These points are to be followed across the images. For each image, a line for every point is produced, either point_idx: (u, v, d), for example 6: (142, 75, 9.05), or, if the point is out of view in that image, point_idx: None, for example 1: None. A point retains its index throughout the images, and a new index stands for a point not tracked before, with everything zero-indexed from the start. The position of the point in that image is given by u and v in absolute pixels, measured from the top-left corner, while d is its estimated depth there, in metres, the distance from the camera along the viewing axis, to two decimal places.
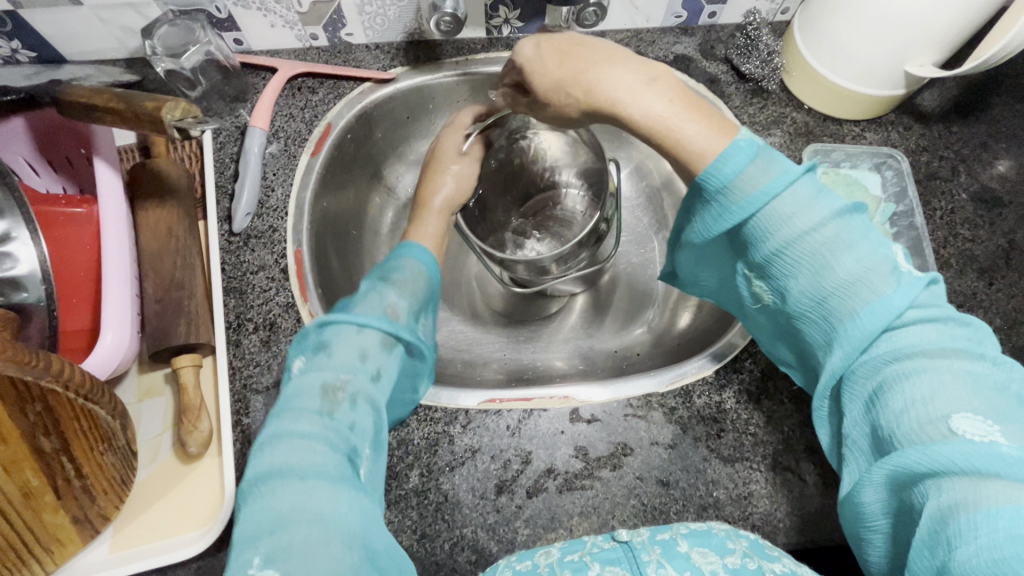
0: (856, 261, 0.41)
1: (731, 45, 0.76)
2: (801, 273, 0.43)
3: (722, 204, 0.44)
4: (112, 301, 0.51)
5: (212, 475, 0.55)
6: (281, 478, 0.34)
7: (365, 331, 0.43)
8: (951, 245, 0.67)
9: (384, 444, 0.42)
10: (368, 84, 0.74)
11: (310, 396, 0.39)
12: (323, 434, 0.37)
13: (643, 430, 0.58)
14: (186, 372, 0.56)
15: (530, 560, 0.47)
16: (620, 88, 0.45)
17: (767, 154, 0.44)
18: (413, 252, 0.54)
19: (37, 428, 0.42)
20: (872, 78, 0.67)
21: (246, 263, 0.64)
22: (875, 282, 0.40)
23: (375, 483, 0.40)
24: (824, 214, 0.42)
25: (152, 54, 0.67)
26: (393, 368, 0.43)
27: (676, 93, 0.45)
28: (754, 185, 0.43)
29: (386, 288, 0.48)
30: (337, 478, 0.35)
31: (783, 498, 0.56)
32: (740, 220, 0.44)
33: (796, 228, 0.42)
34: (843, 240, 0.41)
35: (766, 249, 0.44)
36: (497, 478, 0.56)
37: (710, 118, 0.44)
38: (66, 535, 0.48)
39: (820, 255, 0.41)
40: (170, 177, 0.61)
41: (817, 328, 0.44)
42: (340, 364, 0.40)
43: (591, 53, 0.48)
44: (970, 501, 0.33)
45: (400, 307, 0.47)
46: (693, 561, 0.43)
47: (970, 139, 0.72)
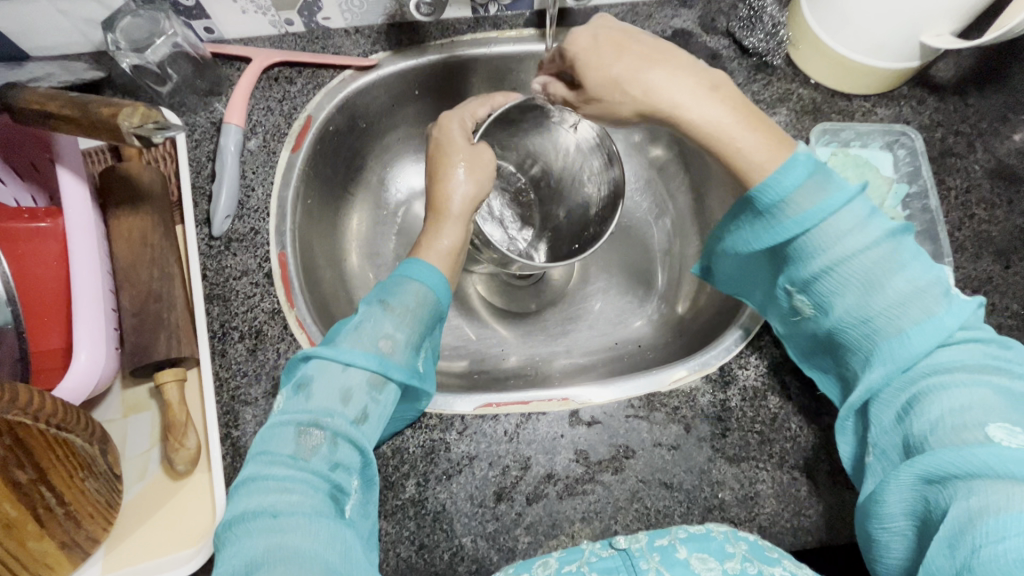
0: (906, 282, 0.45)
1: (733, 17, 0.71)
2: (848, 291, 0.46)
3: (776, 216, 0.47)
4: (86, 318, 0.48)
5: (204, 492, 0.53)
6: (256, 518, 0.38)
7: (348, 369, 0.44)
8: (966, 226, 0.64)
9: (375, 479, 0.44)
10: (349, 71, 0.70)
11: (286, 439, 0.41)
12: (305, 480, 0.40)
13: (646, 430, 0.56)
14: (171, 387, 0.53)
15: (528, 572, 0.46)
16: (677, 96, 0.47)
17: (821, 176, 0.47)
18: (416, 268, 0.51)
19: (9, 461, 0.40)
20: (884, 51, 0.63)
21: (228, 268, 0.61)
22: (928, 303, 0.44)
23: (365, 514, 0.43)
24: (877, 233, 0.46)
25: (115, 49, 0.62)
26: (382, 406, 0.45)
27: (737, 105, 0.47)
28: (809, 200, 0.46)
29: (381, 316, 0.47)
30: (312, 519, 0.38)
31: (791, 496, 0.54)
32: (793, 235, 0.47)
33: (848, 248, 0.46)
34: (896, 264, 0.45)
35: (815, 265, 0.47)
36: (496, 485, 0.55)
37: (769, 131, 0.47)
38: (55, 561, 0.46)
39: (872, 275, 0.45)
40: (141, 182, 0.57)
41: (856, 343, 0.47)
42: (321, 407, 0.43)
43: (647, 56, 0.48)
44: (1000, 504, 0.35)
45: (394, 340, 0.46)
46: (692, 568, 0.42)
47: (987, 112, 0.68)
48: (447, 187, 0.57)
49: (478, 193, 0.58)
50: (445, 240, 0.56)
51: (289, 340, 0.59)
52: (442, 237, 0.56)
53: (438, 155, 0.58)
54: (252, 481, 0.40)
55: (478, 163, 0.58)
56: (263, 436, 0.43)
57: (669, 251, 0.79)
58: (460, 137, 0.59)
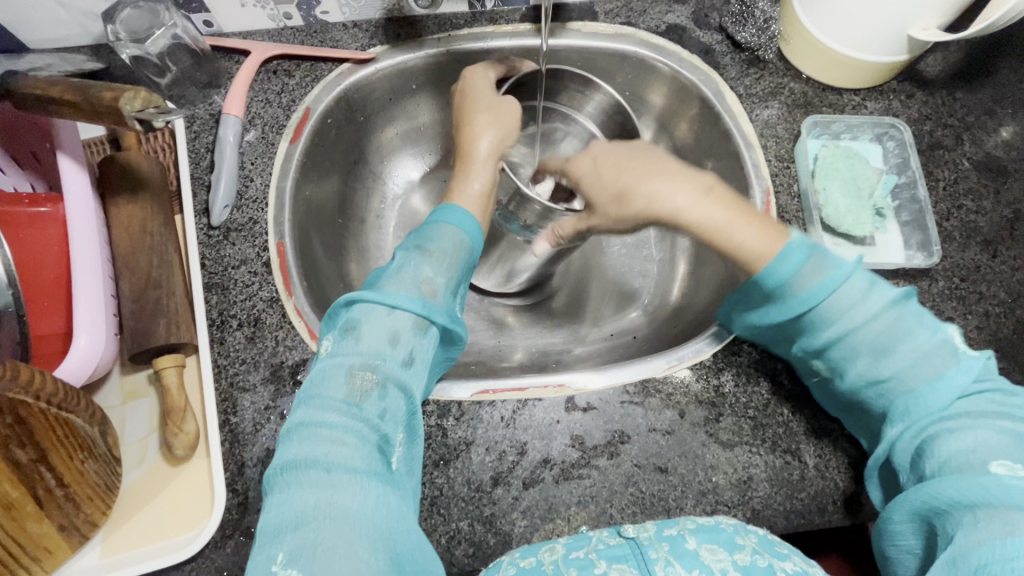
0: (913, 346, 0.48)
1: (726, 12, 0.72)
2: (862, 354, 0.50)
3: (780, 298, 0.51)
4: (86, 303, 0.49)
5: (202, 477, 0.54)
6: (308, 468, 0.38)
7: (394, 313, 0.46)
8: (955, 217, 0.65)
9: (416, 431, 0.46)
10: (348, 65, 0.71)
11: (338, 382, 0.42)
12: (359, 425, 0.41)
13: (640, 416, 0.57)
14: (170, 372, 0.54)
15: (536, 556, 0.48)
16: (676, 205, 0.51)
17: (814, 259, 0.50)
18: (450, 214, 0.55)
19: (11, 439, 0.40)
20: (872, 45, 0.64)
21: (227, 257, 0.62)
22: (937, 364, 0.48)
23: (406, 471, 0.44)
24: (880, 303, 0.49)
25: (114, 39, 0.63)
26: (425, 351, 0.47)
27: (733, 205, 0.52)
28: (809, 282, 0.50)
29: (421, 262, 0.50)
30: (363, 473, 0.38)
31: (783, 480, 0.55)
32: (801, 312, 0.50)
33: (858, 316, 0.49)
34: (902, 327, 0.49)
35: (829, 333, 0.50)
36: (493, 470, 0.55)
37: (767, 225, 0.51)
38: (53, 544, 0.46)
39: (881, 342, 0.49)
40: (141, 170, 0.58)
41: (877, 404, 0.50)
42: (371, 351, 0.44)
43: (648, 163, 0.54)
44: (1004, 529, 0.39)
45: (433, 285, 0.50)
46: (703, 560, 0.45)
47: (974, 106, 0.70)
48: (473, 133, 0.60)
49: (502, 146, 0.61)
50: (478, 182, 0.59)
51: (287, 328, 0.60)
52: (472, 181, 0.59)
53: (463, 108, 0.62)
54: (303, 425, 0.41)
55: (504, 111, 0.62)
56: (312, 378, 0.44)
57: (664, 242, 0.80)
58: (484, 91, 0.63)
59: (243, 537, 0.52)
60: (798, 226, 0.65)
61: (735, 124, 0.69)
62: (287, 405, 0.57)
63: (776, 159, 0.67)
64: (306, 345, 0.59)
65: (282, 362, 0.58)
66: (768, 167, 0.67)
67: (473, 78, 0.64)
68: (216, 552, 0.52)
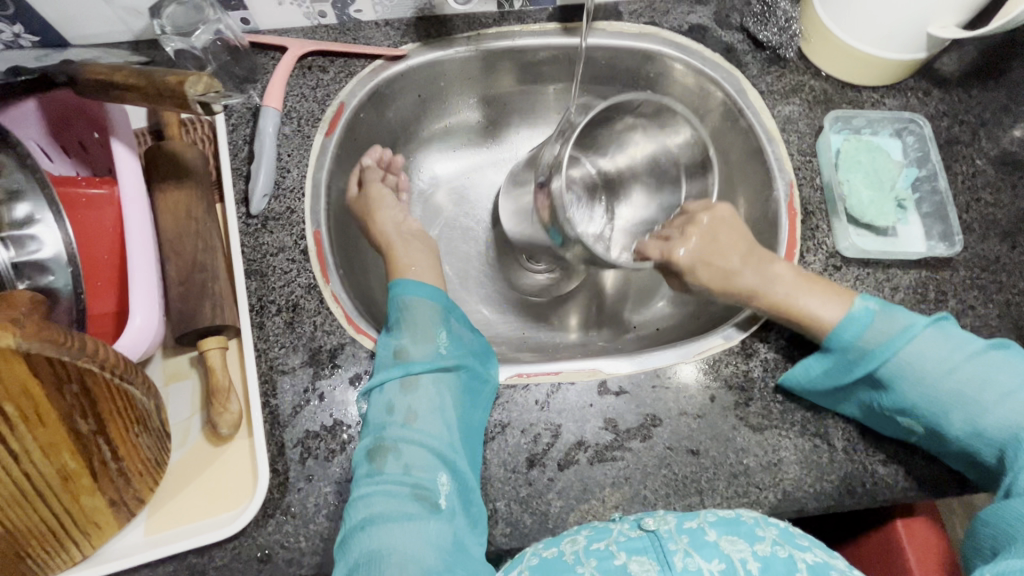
0: (1010, 389, 0.51)
1: (747, 12, 0.74)
2: (954, 410, 0.52)
3: (858, 351, 0.55)
4: (140, 284, 0.51)
5: (244, 457, 0.55)
6: (356, 530, 0.49)
7: (384, 389, 0.56)
8: (973, 210, 0.67)
9: (456, 468, 0.53)
10: (380, 61, 0.73)
11: (362, 458, 0.53)
12: (387, 486, 0.51)
13: (672, 400, 0.58)
14: (213, 354, 0.55)
15: (558, 547, 0.50)
16: (754, 283, 0.59)
17: (883, 315, 0.56)
18: (404, 288, 0.62)
19: (74, 409, 0.41)
20: (892, 42, 0.66)
21: (265, 245, 0.63)
22: None
23: (456, 502, 0.52)
24: (969, 348, 0.53)
25: (160, 33, 0.65)
26: (422, 405, 0.55)
27: (800, 276, 0.58)
28: (883, 336, 0.55)
29: (399, 335, 0.59)
30: (398, 522, 0.49)
31: (812, 462, 0.56)
32: (882, 363, 0.54)
33: (950, 359, 0.53)
34: (997, 371, 0.52)
35: (916, 380, 0.53)
36: (528, 452, 0.56)
37: (833, 293, 0.57)
38: (103, 518, 0.48)
39: (979, 383, 0.52)
40: (186, 158, 0.60)
41: (987, 453, 0.52)
42: (376, 425, 0.54)
43: (734, 250, 0.60)
44: None
45: (410, 351, 0.58)
46: (723, 550, 0.47)
47: (989, 103, 0.72)
48: (379, 222, 0.68)
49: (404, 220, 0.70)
50: (399, 249, 0.67)
51: (325, 313, 0.61)
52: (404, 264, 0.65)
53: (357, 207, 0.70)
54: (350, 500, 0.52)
55: (386, 198, 0.70)
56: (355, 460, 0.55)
57: None
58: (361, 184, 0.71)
59: (284, 515, 0.53)
60: (821, 217, 0.66)
61: (757, 120, 0.71)
62: (327, 387, 0.58)
63: (799, 153, 0.69)
64: (343, 329, 0.60)
65: (320, 346, 0.59)
66: (791, 161, 0.69)
67: (368, 174, 0.71)
68: (259, 529, 0.53)
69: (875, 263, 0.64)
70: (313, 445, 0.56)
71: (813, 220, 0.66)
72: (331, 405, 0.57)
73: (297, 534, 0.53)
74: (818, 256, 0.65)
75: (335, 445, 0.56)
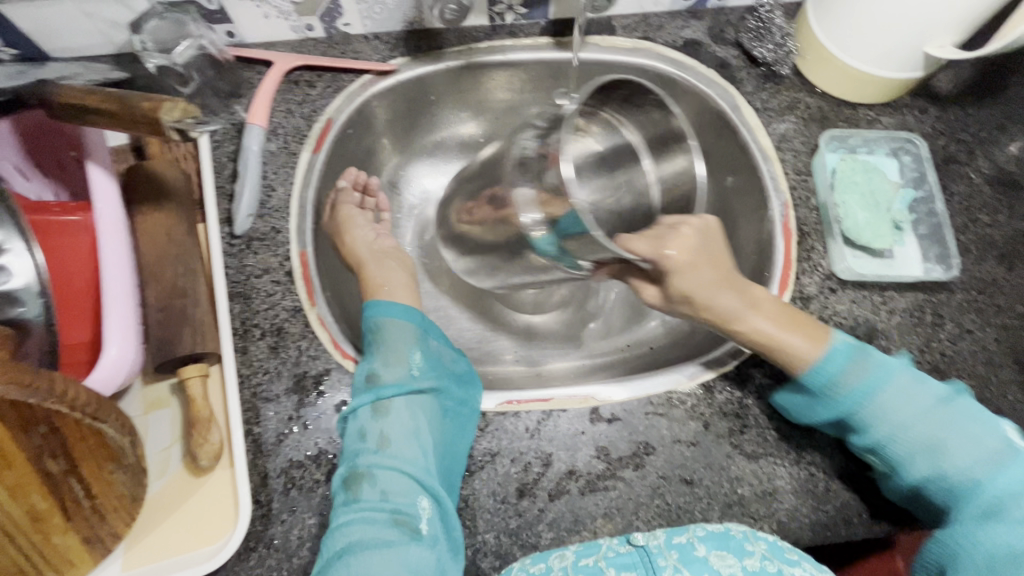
0: (963, 439, 0.52)
1: (742, 28, 0.73)
2: (918, 455, 0.52)
3: (830, 396, 0.54)
4: (117, 312, 0.50)
5: (225, 489, 0.53)
6: (335, 561, 0.47)
7: (357, 416, 0.53)
8: (971, 231, 0.66)
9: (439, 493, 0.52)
10: (369, 76, 0.71)
11: (337, 486, 0.51)
12: (365, 515, 0.49)
13: (665, 428, 0.57)
14: (194, 383, 0.54)
15: (545, 562, 0.49)
16: (734, 310, 0.57)
17: (861, 357, 0.55)
18: (377, 308, 0.60)
19: (43, 451, 0.40)
20: (888, 60, 0.65)
21: (249, 267, 0.61)
22: (993, 456, 0.51)
23: (440, 528, 0.51)
24: (931, 400, 0.53)
25: (141, 49, 0.63)
26: (397, 429, 0.54)
27: (777, 314, 0.57)
28: (855, 381, 0.54)
29: (370, 358, 0.57)
30: (380, 549, 0.48)
31: (808, 492, 0.55)
32: (851, 410, 0.53)
33: (909, 414, 0.53)
34: (948, 422, 0.52)
35: (882, 432, 0.53)
36: (518, 482, 0.55)
37: (809, 330, 0.56)
38: (77, 557, 0.45)
39: (937, 436, 0.52)
40: (167, 179, 0.58)
41: (933, 496, 0.52)
42: (351, 451, 0.52)
43: (715, 269, 0.58)
44: None
45: (381, 375, 0.56)
46: (712, 565, 0.47)
47: (986, 121, 0.71)
48: (351, 244, 0.67)
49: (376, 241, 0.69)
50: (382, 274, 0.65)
51: (311, 337, 0.59)
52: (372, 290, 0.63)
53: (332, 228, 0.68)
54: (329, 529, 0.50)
55: (356, 218, 0.68)
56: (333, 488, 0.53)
57: None
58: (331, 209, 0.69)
59: (266, 549, 0.52)
60: (817, 237, 0.65)
61: (752, 138, 0.70)
62: (311, 415, 0.56)
63: (794, 172, 0.68)
64: (328, 354, 0.59)
65: (305, 372, 0.58)
66: (786, 180, 0.68)
67: (342, 197, 0.70)
68: (240, 564, 0.51)
69: (871, 286, 0.63)
70: (297, 475, 0.54)
71: (808, 241, 0.65)
72: (315, 433, 0.56)
73: (280, 568, 0.52)
74: (814, 278, 0.64)
75: (319, 476, 0.54)
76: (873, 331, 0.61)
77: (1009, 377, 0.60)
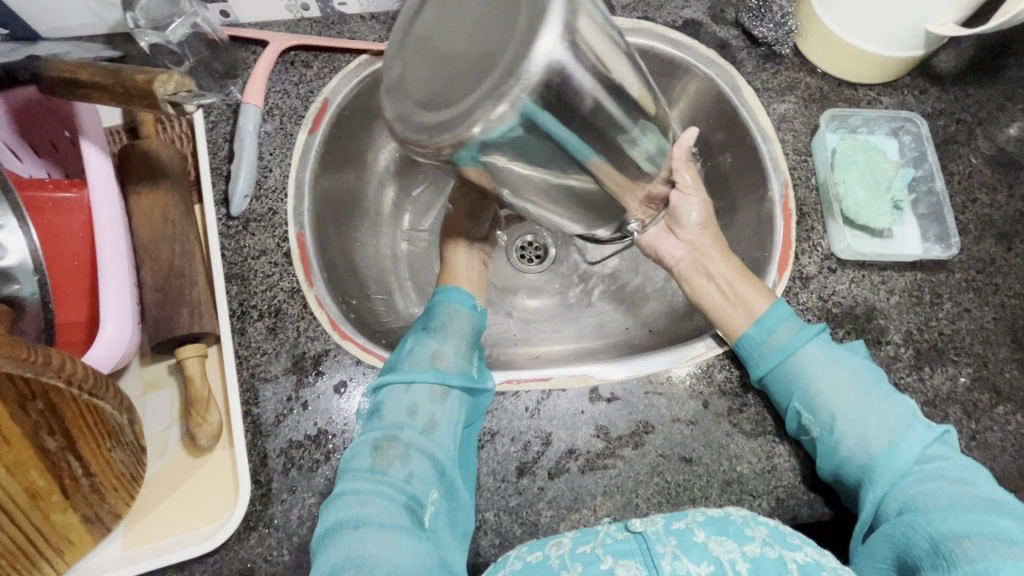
0: (882, 408, 0.52)
1: (743, 7, 0.72)
2: (838, 416, 0.53)
3: (758, 354, 0.56)
4: (111, 292, 0.49)
5: (225, 469, 0.53)
6: (342, 529, 0.47)
7: (410, 389, 0.55)
8: (969, 211, 0.66)
9: (456, 490, 0.51)
10: (365, 56, 0.70)
11: (365, 455, 0.51)
12: (383, 491, 0.49)
13: (664, 406, 0.57)
14: (192, 362, 0.53)
15: (542, 551, 0.49)
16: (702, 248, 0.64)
17: (793, 320, 0.57)
18: (452, 295, 0.63)
19: (40, 426, 0.40)
20: (889, 39, 0.65)
21: (247, 248, 0.61)
22: (902, 423, 0.52)
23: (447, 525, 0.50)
24: (843, 363, 0.55)
25: (134, 27, 0.63)
26: (445, 413, 0.54)
27: (738, 266, 0.62)
28: (781, 340, 0.56)
29: (438, 339, 0.59)
30: (392, 526, 0.47)
31: (807, 469, 0.56)
32: (781, 363, 0.55)
33: (826, 374, 0.54)
34: (862, 386, 0.53)
35: (807, 386, 0.54)
36: (518, 460, 0.55)
37: (759, 287, 0.60)
38: (77, 535, 0.46)
39: (857, 403, 0.53)
40: (162, 158, 0.57)
41: (850, 475, 0.52)
42: (393, 424, 0.53)
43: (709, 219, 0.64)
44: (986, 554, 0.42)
45: (443, 357, 0.57)
46: (712, 551, 0.45)
47: (986, 101, 0.71)
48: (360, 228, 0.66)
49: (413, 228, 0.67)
50: (461, 260, 0.72)
51: (309, 318, 0.59)
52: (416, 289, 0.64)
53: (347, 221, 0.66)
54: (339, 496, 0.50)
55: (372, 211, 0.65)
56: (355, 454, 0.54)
57: None
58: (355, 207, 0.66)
59: (266, 528, 0.52)
60: (816, 217, 0.65)
61: (752, 118, 0.69)
62: (311, 395, 0.56)
63: (794, 153, 0.68)
64: (327, 335, 0.59)
65: (304, 352, 0.58)
66: (786, 160, 0.68)
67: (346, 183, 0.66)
68: (240, 543, 0.51)
69: (871, 266, 0.63)
70: (296, 455, 0.54)
71: (808, 222, 0.65)
72: (315, 413, 0.55)
73: (280, 547, 0.52)
74: (814, 258, 0.64)
75: (319, 455, 0.54)
76: (871, 310, 0.62)
77: (1007, 356, 0.60)
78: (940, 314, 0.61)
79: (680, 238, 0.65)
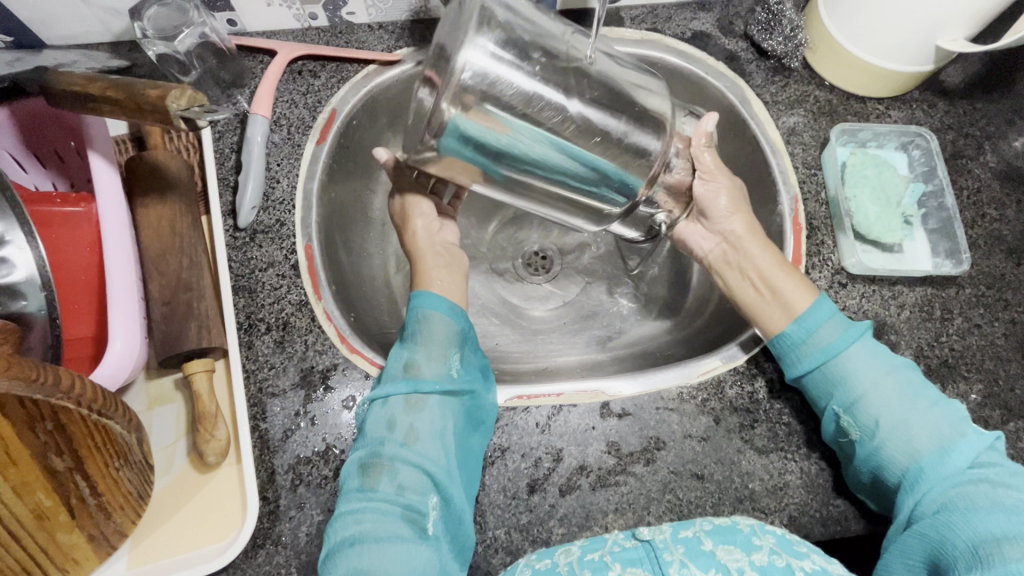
0: (928, 412, 0.51)
1: (752, 20, 0.72)
2: (884, 416, 0.51)
3: (800, 350, 0.55)
4: (119, 308, 0.49)
5: (232, 485, 0.53)
6: (342, 548, 0.47)
7: (388, 403, 0.52)
8: (979, 225, 0.66)
9: (453, 496, 0.51)
10: (373, 66, 0.70)
11: (354, 474, 0.50)
12: (377, 506, 0.48)
13: (675, 422, 0.57)
14: (199, 378, 0.53)
15: (550, 558, 0.48)
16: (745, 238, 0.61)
17: (840, 318, 0.55)
18: (426, 300, 0.57)
19: (49, 448, 0.39)
20: (899, 54, 0.65)
21: (254, 260, 0.60)
22: (947, 429, 0.50)
23: (450, 528, 0.50)
24: (890, 366, 0.53)
25: (142, 37, 0.61)
26: (425, 421, 0.52)
27: (778, 257, 0.59)
28: (826, 339, 0.54)
29: (413, 346, 0.55)
30: (391, 541, 0.47)
31: (819, 487, 0.55)
32: (824, 363, 0.54)
33: (873, 372, 0.53)
34: (908, 388, 0.52)
35: (854, 385, 0.52)
36: (529, 477, 0.55)
37: (801, 281, 0.58)
38: (81, 555, 0.44)
39: (903, 404, 0.51)
40: (169, 170, 0.56)
41: (890, 475, 0.51)
42: (375, 439, 0.51)
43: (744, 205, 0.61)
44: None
45: (418, 364, 0.54)
46: (719, 559, 0.45)
47: (995, 116, 0.71)
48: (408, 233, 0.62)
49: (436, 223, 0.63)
50: (429, 255, 0.61)
51: (317, 331, 0.58)
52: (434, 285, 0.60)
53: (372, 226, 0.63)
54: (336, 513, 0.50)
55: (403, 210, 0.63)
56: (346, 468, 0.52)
57: None
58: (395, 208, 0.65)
59: (274, 546, 0.51)
60: (826, 232, 0.65)
61: (762, 131, 0.69)
62: (319, 410, 0.56)
63: (803, 166, 0.68)
64: (335, 349, 0.58)
65: (312, 366, 0.57)
66: (795, 174, 0.68)
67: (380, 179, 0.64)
68: (248, 562, 0.51)
69: (881, 281, 0.63)
70: (304, 471, 0.53)
71: (818, 236, 0.65)
72: (323, 429, 0.55)
73: (288, 565, 0.51)
74: (824, 272, 0.64)
75: (327, 472, 0.53)
76: (883, 326, 0.61)
77: (1018, 372, 0.60)
78: (951, 330, 0.61)
79: (709, 229, 0.63)
